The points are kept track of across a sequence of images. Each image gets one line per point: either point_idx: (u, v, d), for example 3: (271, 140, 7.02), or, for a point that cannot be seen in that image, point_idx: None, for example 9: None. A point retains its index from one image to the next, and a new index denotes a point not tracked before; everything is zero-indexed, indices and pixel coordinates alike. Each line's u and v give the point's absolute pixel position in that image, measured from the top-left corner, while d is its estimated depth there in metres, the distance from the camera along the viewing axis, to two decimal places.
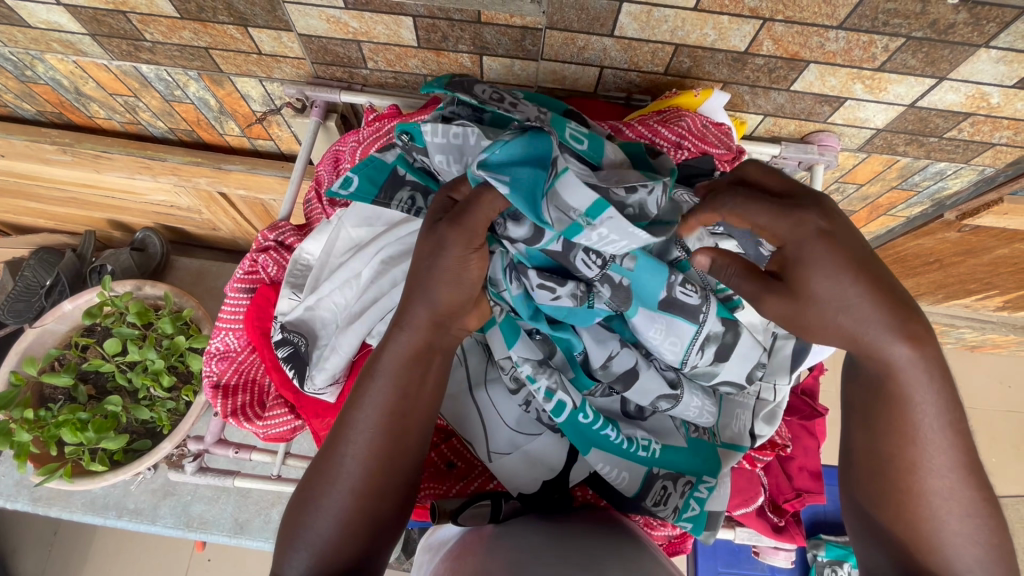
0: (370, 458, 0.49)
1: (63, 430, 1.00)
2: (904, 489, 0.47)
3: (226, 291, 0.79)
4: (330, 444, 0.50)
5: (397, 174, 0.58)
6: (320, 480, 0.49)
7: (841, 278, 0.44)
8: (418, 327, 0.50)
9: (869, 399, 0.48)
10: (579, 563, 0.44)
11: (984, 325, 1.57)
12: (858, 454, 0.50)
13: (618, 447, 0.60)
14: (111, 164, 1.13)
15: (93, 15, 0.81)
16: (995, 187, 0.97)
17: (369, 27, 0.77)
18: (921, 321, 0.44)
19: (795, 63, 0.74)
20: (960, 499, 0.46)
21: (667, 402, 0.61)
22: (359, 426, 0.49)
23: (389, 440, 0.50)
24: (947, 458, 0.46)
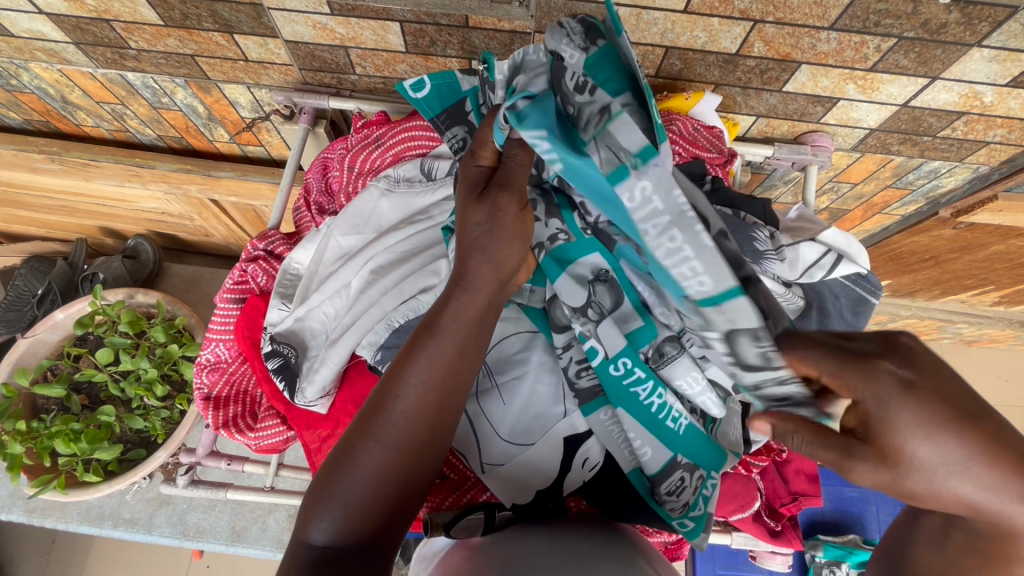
0: (420, 415, 0.46)
1: (57, 442, 0.99)
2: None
3: (216, 302, 0.78)
4: (375, 399, 0.47)
5: (462, 107, 0.58)
6: (357, 434, 0.46)
7: (946, 448, 0.31)
8: (482, 286, 0.49)
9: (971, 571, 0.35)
10: (572, 564, 0.44)
11: (980, 320, 1.57)
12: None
13: (644, 408, 0.60)
14: (100, 172, 1.12)
15: (76, 24, 0.80)
16: (989, 184, 0.96)
17: (356, 32, 0.76)
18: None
19: (787, 64, 0.73)
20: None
21: (673, 347, 0.58)
22: (410, 383, 0.46)
23: (439, 398, 0.47)
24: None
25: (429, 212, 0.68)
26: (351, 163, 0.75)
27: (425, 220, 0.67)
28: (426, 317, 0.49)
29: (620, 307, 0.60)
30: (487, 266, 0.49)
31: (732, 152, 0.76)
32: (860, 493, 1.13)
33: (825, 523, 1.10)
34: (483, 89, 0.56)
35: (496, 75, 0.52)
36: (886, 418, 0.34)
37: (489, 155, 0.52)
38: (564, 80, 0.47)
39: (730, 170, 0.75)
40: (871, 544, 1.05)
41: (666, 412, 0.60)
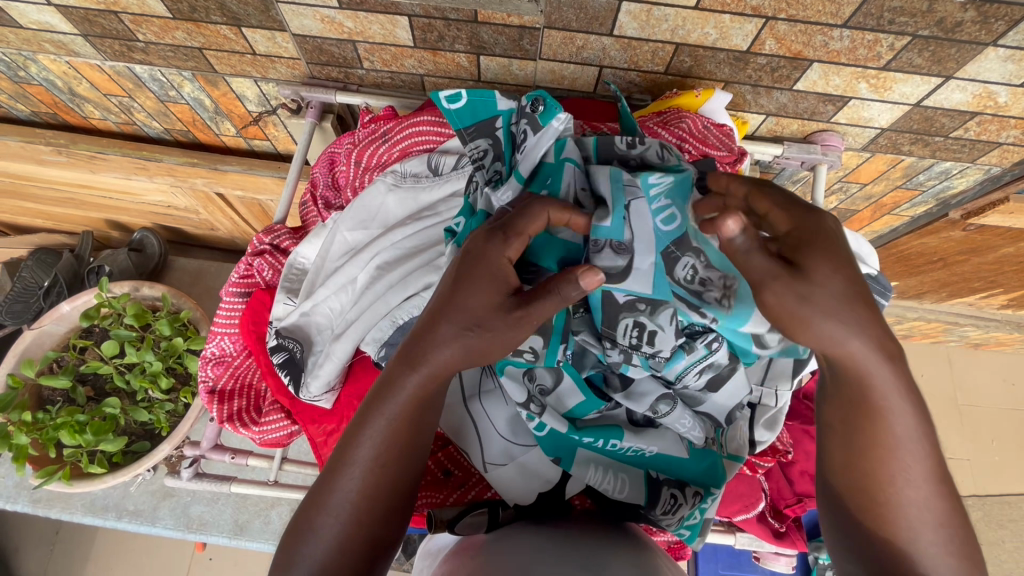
0: (372, 484, 0.46)
1: (62, 433, 1.00)
2: (880, 501, 0.45)
3: (222, 295, 0.78)
4: (327, 472, 0.47)
5: (493, 123, 0.60)
6: (314, 505, 0.46)
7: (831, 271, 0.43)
8: (441, 367, 0.46)
9: (848, 413, 0.45)
10: (579, 563, 0.43)
11: (987, 323, 1.56)
12: (835, 465, 0.47)
13: (610, 450, 0.60)
14: (107, 165, 1.12)
15: (85, 15, 0.80)
16: (1000, 186, 0.95)
17: (365, 26, 0.76)
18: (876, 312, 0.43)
19: (798, 62, 0.73)
20: (937, 515, 0.44)
21: (666, 404, 0.59)
22: (361, 457, 0.46)
23: (391, 465, 0.47)
24: (922, 468, 0.44)
25: (436, 208, 0.67)
26: (358, 158, 0.75)
27: (432, 216, 0.66)
28: (377, 387, 0.48)
29: (558, 387, 0.60)
30: (461, 346, 0.45)
31: (742, 151, 0.76)
32: None
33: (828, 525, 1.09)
34: (520, 118, 0.59)
35: (552, 123, 0.57)
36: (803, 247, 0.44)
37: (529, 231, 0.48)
38: (614, 147, 0.58)
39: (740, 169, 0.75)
40: None
41: (626, 448, 0.60)
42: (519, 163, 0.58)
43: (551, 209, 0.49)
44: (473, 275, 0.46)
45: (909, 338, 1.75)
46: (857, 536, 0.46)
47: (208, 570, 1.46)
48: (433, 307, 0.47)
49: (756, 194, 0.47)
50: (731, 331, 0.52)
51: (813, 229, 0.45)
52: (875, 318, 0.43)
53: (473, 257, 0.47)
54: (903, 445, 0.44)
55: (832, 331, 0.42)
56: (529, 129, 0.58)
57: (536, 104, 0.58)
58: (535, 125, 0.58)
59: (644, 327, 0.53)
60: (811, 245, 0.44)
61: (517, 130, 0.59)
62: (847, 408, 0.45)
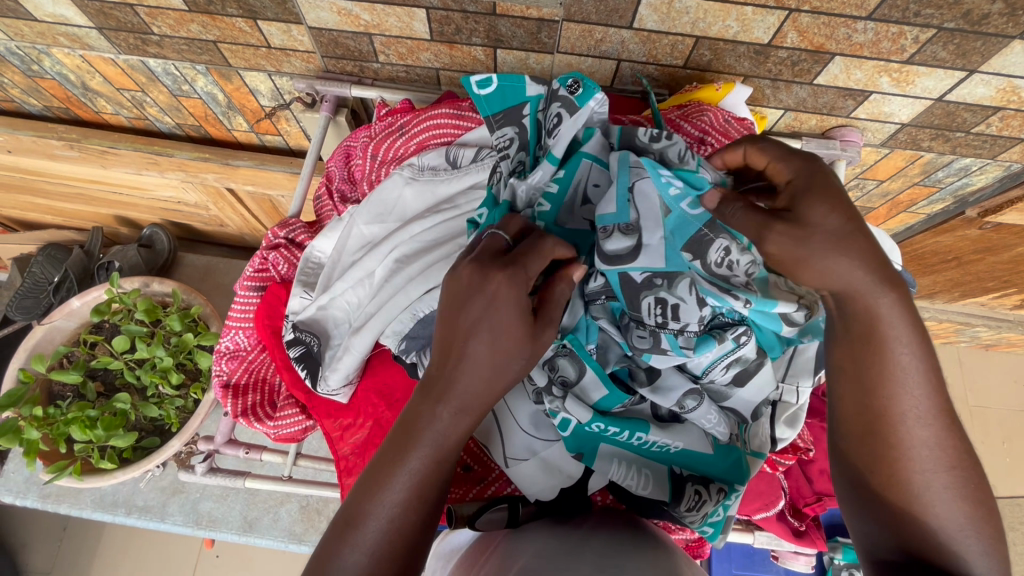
0: (402, 522, 0.44)
1: (73, 428, 1.00)
2: (893, 445, 0.44)
3: (236, 289, 0.77)
4: (352, 506, 0.44)
5: (520, 110, 0.61)
6: (338, 542, 0.43)
7: (833, 215, 0.43)
8: (473, 402, 0.44)
9: (858, 352, 0.45)
10: (598, 564, 0.42)
11: (1000, 324, 1.55)
12: (843, 408, 0.47)
13: (634, 447, 0.59)
14: (118, 160, 1.12)
15: (100, 8, 0.80)
16: (1020, 183, 0.94)
17: (382, 19, 0.75)
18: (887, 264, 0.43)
19: (820, 56, 0.72)
20: (947, 456, 0.43)
21: (693, 399, 0.57)
22: (392, 498, 0.44)
23: (422, 503, 0.45)
24: (931, 407, 0.43)
25: (455, 200, 0.67)
26: (375, 151, 0.74)
27: (451, 208, 0.65)
28: (405, 420, 0.46)
29: (582, 380, 0.58)
30: (492, 376, 0.44)
31: None
32: None
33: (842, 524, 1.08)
34: (550, 102, 0.60)
35: (588, 103, 0.58)
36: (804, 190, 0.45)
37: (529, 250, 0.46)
38: (636, 138, 0.59)
39: None
40: None
41: (651, 442, 0.59)
42: (552, 147, 0.58)
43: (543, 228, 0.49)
44: (497, 302, 0.43)
45: None
46: (872, 483, 0.46)
47: (215, 568, 1.46)
48: (456, 337, 0.44)
49: (753, 151, 0.50)
50: (759, 313, 0.52)
51: (810, 174, 0.46)
52: (875, 250, 0.43)
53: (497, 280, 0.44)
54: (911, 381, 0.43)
55: (831, 266, 0.42)
56: (564, 112, 0.58)
57: (573, 86, 0.59)
58: (571, 107, 0.59)
59: (666, 302, 0.52)
60: (804, 192, 0.45)
61: (547, 116, 0.60)
62: (857, 345, 0.44)
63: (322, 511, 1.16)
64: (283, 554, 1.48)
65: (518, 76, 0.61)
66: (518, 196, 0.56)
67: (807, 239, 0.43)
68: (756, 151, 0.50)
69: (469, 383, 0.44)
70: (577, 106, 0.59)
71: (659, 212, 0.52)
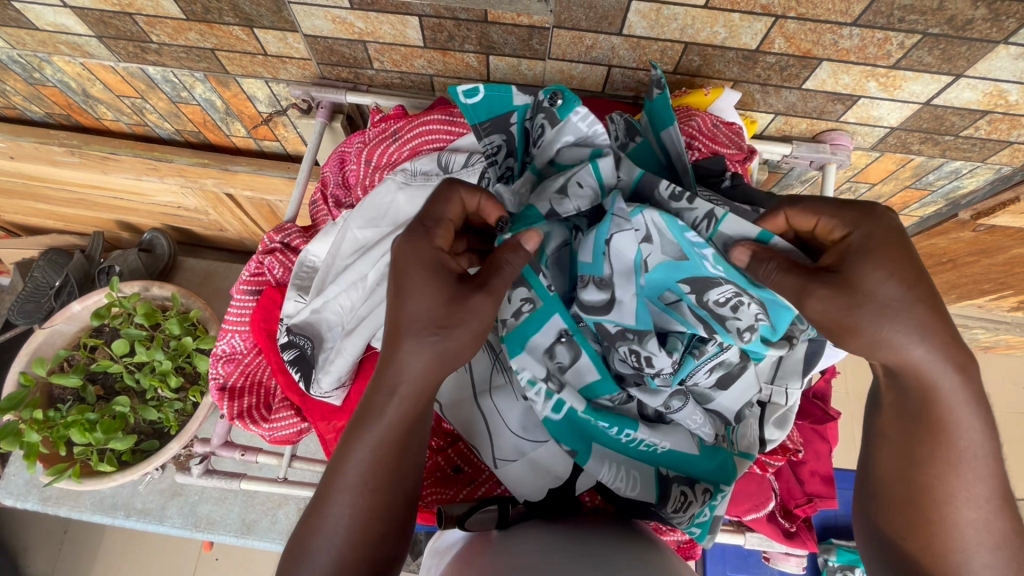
0: (362, 501, 0.45)
1: (72, 431, 1.01)
2: (933, 520, 0.44)
3: (232, 293, 0.78)
4: (318, 495, 0.46)
5: (508, 118, 0.60)
6: (306, 533, 0.45)
7: (894, 286, 0.42)
8: (413, 369, 0.45)
9: (910, 425, 0.45)
10: (587, 559, 0.44)
11: (996, 326, 1.55)
12: (888, 477, 0.47)
13: (624, 446, 0.60)
14: (118, 166, 1.14)
15: (100, 17, 0.81)
16: (1011, 186, 0.95)
17: (375, 26, 0.76)
18: (960, 347, 0.42)
19: (807, 61, 0.73)
20: (994, 540, 0.43)
21: (679, 400, 0.58)
22: (351, 484, 0.45)
23: (382, 480, 0.46)
24: (985, 491, 0.43)
25: None
26: (369, 157, 0.75)
27: None
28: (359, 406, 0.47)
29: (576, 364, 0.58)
30: (430, 349, 0.45)
31: (752, 149, 0.76)
32: None
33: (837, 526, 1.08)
34: (536, 113, 0.59)
35: (569, 117, 0.57)
36: (863, 249, 0.44)
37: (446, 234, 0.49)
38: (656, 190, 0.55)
39: (749, 167, 0.75)
40: None
41: (639, 440, 0.59)
42: (536, 157, 0.60)
43: (460, 189, 0.51)
44: (412, 278, 0.46)
45: None
46: (906, 554, 0.46)
47: (215, 571, 1.46)
48: (391, 322, 0.47)
49: (790, 211, 0.49)
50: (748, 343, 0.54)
51: (870, 233, 0.44)
52: (955, 336, 0.42)
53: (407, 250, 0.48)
54: (973, 466, 0.43)
55: (892, 346, 0.42)
56: (547, 123, 0.58)
57: (554, 99, 0.58)
58: (553, 119, 0.58)
59: (638, 354, 0.54)
60: (855, 254, 0.44)
61: (534, 126, 0.60)
62: (913, 421, 0.45)
63: None
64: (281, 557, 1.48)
65: (504, 84, 0.59)
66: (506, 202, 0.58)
67: (856, 307, 0.43)
68: (796, 213, 0.49)
69: (406, 361, 0.45)
70: (559, 118, 0.57)
71: (674, 257, 0.52)
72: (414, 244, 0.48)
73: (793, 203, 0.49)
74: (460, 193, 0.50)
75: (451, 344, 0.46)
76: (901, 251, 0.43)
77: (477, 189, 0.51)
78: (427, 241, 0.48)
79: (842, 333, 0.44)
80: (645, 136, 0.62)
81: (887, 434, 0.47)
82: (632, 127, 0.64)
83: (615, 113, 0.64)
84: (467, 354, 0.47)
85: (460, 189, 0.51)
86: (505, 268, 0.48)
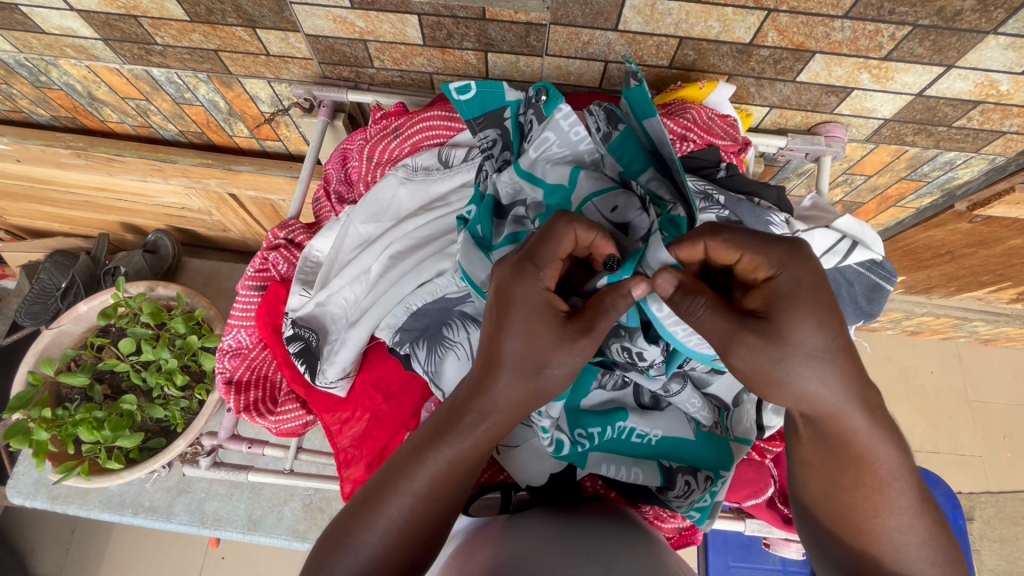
0: (420, 507, 0.47)
1: (81, 429, 1.03)
2: (865, 531, 0.47)
3: (238, 288, 0.80)
4: (374, 486, 0.48)
5: (501, 113, 0.61)
6: (356, 523, 0.46)
7: (811, 330, 0.42)
8: (502, 402, 0.46)
9: (830, 458, 0.46)
10: (586, 555, 0.44)
11: (996, 318, 1.55)
12: (816, 498, 0.49)
13: (618, 442, 0.60)
14: (123, 167, 1.15)
15: (105, 20, 0.83)
16: (1006, 176, 0.96)
17: (375, 26, 0.78)
18: (864, 378, 0.43)
19: (800, 54, 0.74)
20: (920, 540, 0.46)
21: (677, 382, 0.59)
22: (416, 488, 0.46)
23: (446, 493, 0.47)
24: (906, 498, 0.46)
25: (447, 199, 0.69)
26: (370, 153, 0.77)
27: (443, 206, 0.68)
28: (439, 416, 0.48)
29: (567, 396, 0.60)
30: (523, 386, 0.46)
31: (747, 141, 0.77)
32: None
33: None
34: (526, 109, 0.59)
35: (555, 114, 0.56)
36: (788, 293, 0.43)
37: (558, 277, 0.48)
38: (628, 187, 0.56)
39: (745, 158, 0.77)
40: None
41: (631, 432, 0.60)
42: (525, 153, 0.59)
43: (579, 227, 0.48)
44: (516, 313, 0.46)
45: (917, 334, 1.74)
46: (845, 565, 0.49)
47: (221, 569, 1.47)
48: (486, 349, 0.47)
49: (716, 244, 0.47)
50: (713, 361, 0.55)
51: (796, 276, 0.43)
52: (862, 370, 0.43)
53: (508, 286, 0.47)
54: (892, 482, 0.45)
55: (807, 392, 0.42)
56: (535, 121, 0.58)
57: (539, 96, 0.57)
58: (540, 115, 0.58)
59: (630, 350, 0.54)
60: (779, 298, 0.43)
61: (527, 121, 0.60)
62: (832, 453, 0.46)
63: (325, 509, 1.18)
64: (287, 555, 1.50)
65: (497, 81, 0.59)
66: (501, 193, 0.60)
67: (776, 353, 0.42)
68: (718, 244, 0.47)
69: (501, 393, 0.46)
70: (545, 115, 0.57)
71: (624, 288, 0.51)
72: (524, 284, 0.47)
73: (717, 234, 0.47)
74: (577, 230, 0.48)
75: (544, 386, 0.46)
76: (821, 293, 0.43)
77: (597, 226, 0.48)
78: (533, 278, 0.47)
79: (766, 382, 0.43)
80: (627, 123, 0.58)
81: (808, 463, 0.48)
82: (613, 114, 0.59)
83: (595, 103, 0.60)
84: (554, 396, 0.48)
85: (579, 226, 0.48)
86: (611, 312, 0.46)
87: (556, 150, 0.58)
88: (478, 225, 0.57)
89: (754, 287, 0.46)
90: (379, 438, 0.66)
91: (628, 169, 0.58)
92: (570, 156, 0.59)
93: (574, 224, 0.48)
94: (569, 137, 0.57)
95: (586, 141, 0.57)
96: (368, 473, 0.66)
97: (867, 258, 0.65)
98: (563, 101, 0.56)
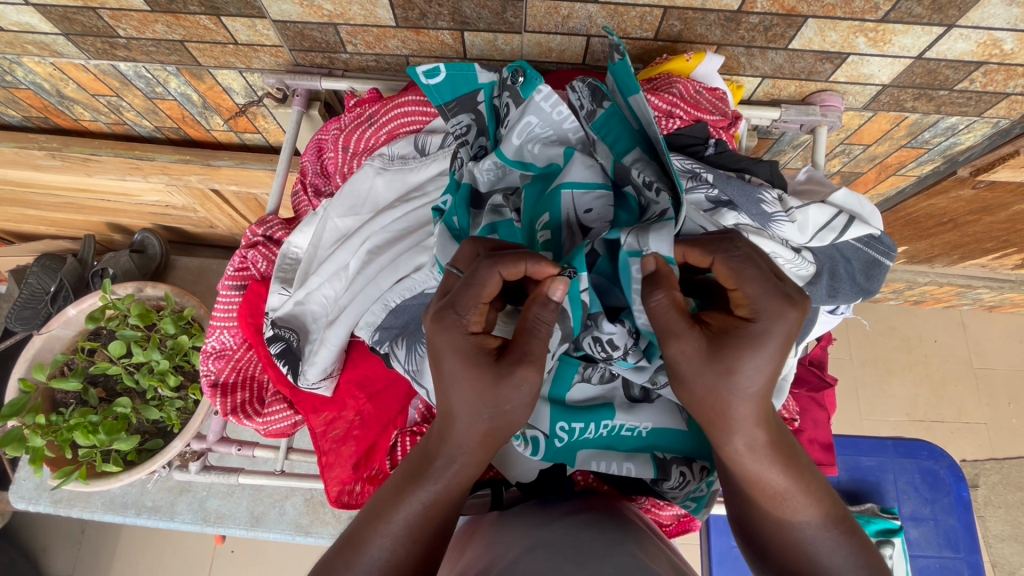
0: (400, 549, 0.47)
1: (76, 434, 1.01)
2: (781, 542, 0.49)
3: (217, 289, 0.78)
4: (354, 532, 0.48)
5: (475, 96, 0.59)
6: (337, 564, 0.46)
7: (731, 356, 0.45)
8: (467, 442, 0.47)
9: (735, 473, 0.50)
10: (574, 560, 0.41)
11: (1001, 284, 1.52)
12: (736, 508, 0.53)
13: (606, 441, 0.58)
14: (100, 167, 1.13)
15: (64, 13, 0.79)
16: (1010, 139, 0.92)
17: (344, 8, 0.74)
18: (759, 406, 0.46)
19: (792, 19, 0.70)
20: (831, 551, 0.48)
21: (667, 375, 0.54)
22: (393, 531, 0.47)
23: (427, 533, 0.48)
24: (810, 512, 0.48)
25: (424, 187, 0.66)
26: (346, 143, 0.74)
27: (420, 196, 0.65)
28: (414, 459, 0.50)
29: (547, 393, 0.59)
30: (483, 423, 0.47)
31: (737, 114, 0.74)
32: (877, 462, 1.11)
33: (841, 492, 1.09)
34: (501, 91, 0.57)
35: (533, 95, 0.55)
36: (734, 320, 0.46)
37: (478, 317, 0.46)
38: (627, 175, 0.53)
39: (736, 134, 0.73)
40: (889, 512, 1.05)
41: (619, 427, 0.58)
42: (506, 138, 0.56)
43: (501, 267, 0.45)
44: (454, 360, 0.46)
45: (919, 303, 1.72)
46: (767, 567, 0.51)
47: (231, 563, 1.49)
48: (439, 399, 0.48)
49: (722, 264, 0.46)
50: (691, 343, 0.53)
51: (768, 324, 0.45)
52: (763, 404, 0.46)
53: (430, 335, 0.47)
54: (790, 500, 0.48)
55: (705, 405, 0.47)
56: (511, 102, 0.56)
57: (515, 77, 0.56)
58: (518, 98, 0.56)
59: (601, 339, 0.52)
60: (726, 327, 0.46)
61: (501, 104, 0.58)
62: (735, 471, 0.49)
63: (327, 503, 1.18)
64: (295, 547, 1.51)
65: (467, 63, 0.57)
66: (478, 178, 0.57)
67: (697, 365, 0.46)
68: (722, 267, 0.46)
69: (462, 434, 0.47)
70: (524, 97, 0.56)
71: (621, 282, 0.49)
72: (447, 331, 0.46)
73: (728, 258, 0.45)
74: (500, 271, 0.45)
75: (505, 418, 0.47)
76: (768, 340, 0.45)
77: (522, 256, 0.45)
78: (455, 326, 0.45)
79: (682, 384, 0.48)
80: (613, 100, 0.55)
81: (725, 476, 0.53)
82: (596, 91, 0.56)
83: (579, 78, 0.57)
84: (517, 426, 0.48)
85: (500, 266, 0.45)
86: (539, 327, 0.46)
87: (538, 130, 0.56)
88: (455, 216, 0.54)
89: (727, 317, 0.47)
90: (365, 438, 0.67)
91: (613, 149, 0.55)
92: (554, 135, 0.57)
93: (499, 270, 0.45)
94: (552, 117, 0.56)
95: (571, 121, 0.56)
96: (354, 471, 0.66)
97: (868, 231, 0.62)
98: (542, 82, 0.55)
